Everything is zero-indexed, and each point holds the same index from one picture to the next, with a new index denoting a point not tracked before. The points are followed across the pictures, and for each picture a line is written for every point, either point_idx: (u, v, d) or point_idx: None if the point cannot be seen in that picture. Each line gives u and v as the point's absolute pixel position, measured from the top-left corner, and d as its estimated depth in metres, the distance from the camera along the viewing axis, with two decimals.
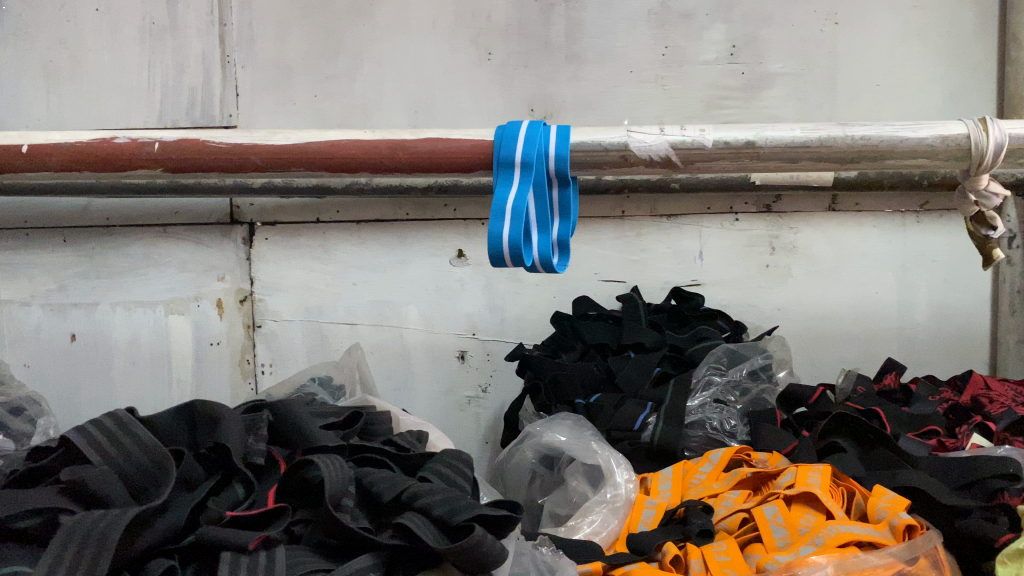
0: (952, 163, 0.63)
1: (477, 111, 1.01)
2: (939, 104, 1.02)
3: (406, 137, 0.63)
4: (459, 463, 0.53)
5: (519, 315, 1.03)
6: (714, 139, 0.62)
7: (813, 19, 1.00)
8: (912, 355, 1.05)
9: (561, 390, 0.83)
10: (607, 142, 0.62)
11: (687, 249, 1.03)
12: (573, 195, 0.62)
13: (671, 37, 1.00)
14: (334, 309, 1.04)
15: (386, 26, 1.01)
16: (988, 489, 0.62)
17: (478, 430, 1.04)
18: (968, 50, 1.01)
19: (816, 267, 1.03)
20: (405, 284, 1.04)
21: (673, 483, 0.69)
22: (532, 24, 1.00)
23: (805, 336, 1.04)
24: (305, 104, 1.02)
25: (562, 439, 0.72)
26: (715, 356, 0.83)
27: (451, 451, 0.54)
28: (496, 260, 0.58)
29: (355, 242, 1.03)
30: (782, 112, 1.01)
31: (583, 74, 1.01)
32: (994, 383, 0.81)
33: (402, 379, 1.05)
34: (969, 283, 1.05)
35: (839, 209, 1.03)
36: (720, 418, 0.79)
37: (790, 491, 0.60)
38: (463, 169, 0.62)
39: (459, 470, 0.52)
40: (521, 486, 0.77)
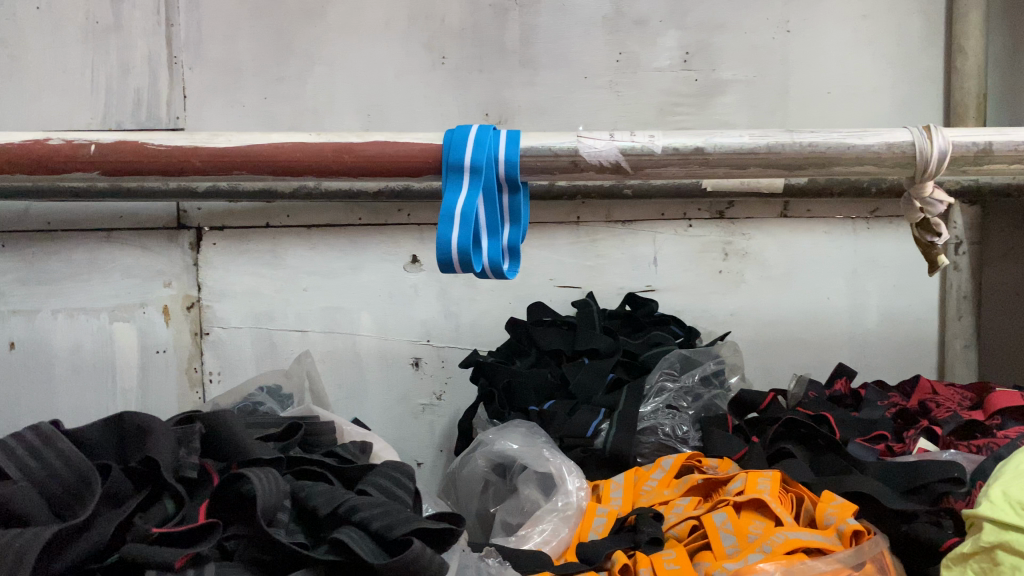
0: (898, 170, 0.63)
1: (430, 115, 1.00)
2: (887, 112, 1.03)
3: (353, 140, 0.61)
4: (398, 474, 0.51)
5: (474, 321, 1.02)
6: (663, 145, 0.62)
7: (765, 26, 1.01)
8: (863, 360, 1.07)
9: (516, 397, 0.82)
10: (557, 147, 0.61)
11: (642, 255, 1.03)
12: (523, 201, 0.61)
13: (625, 43, 1.00)
14: (284, 315, 1.02)
15: (338, 28, 0.99)
16: (934, 493, 0.62)
17: (433, 438, 1.03)
18: (915, 59, 1.03)
19: (768, 273, 1.04)
20: (358, 290, 1.02)
21: (625, 490, 0.68)
22: (486, 27, 0.99)
23: (758, 342, 1.05)
24: (254, 107, 1.00)
25: (514, 447, 0.72)
26: (668, 361, 0.83)
27: (392, 462, 0.53)
28: (445, 266, 0.57)
29: (307, 247, 1.01)
30: (735, 119, 1.01)
31: (538, 78, 1.00)
32: (941, 388, 0.82)
33: (354, 388, 1.03)
34: (918, 289, 1.06)
35: (791, 216, 1.04)
36: (672, 424, 0.79)
37: (739, 498, 0.60)
38: (412, 173, 0.62)
39: (400, 483, 0.51)
40: (473, 496, 0.76)
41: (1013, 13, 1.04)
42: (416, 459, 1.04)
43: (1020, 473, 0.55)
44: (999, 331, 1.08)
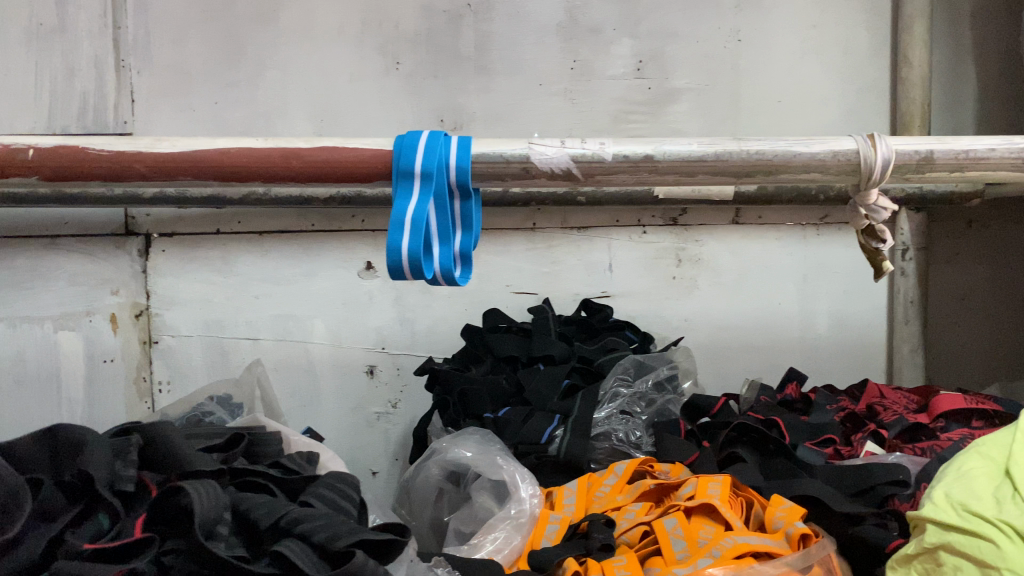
0: (843, 177, 0.64)
1: (384, 120, 1.00)
2: (836, 120, 1.05)
3: (300, 145, 0.60)
4: (342, 484, 0.51)
5: (429, 328, 1.02)
6: (614, 153, 0.62)
7: (717, 35, 1.02)
8: (814, 364, 1.08)
9: (470, 404, 0.81)
10: (508, 153, 0.61)
11: (597, 261, 1.03)
12: (475, 207, 0.61)
13: (579, 51, 1.01)
14: (236, 323, 1.01)
15: (291, 33, 0.98)
16: (880, 496, 0.64)
17: (388, 447, 1.02)
18: (862, 69, 1.05)
19: (720, 278, 1.05)
20: (311, 297, 1.01)
21: (578, 497, 0.68)
22: (441, 34, 0.99)
23: (712, 347, 1.06)
24: (204, 112, 0.98)
25: (467, 454, 0.71)
26: (622, 366, 0.84)
27: (336, 473, 0.52)
28: (395, 273, 0.56)
29: (258, 254, 1.00)
30: (687, 127, 1.03)
31: (493, 85, 1.00)
32: (888, 392, 0.83)
33: (308, 396, 1.02)
34: (867, 294, 1.08)
35: (743, 222, 1.05)
36: (625, 430, 0.79)
37: (690, 503, 0.61)
38: (361, 179, 0.61)
39: (345, 494, 0.50)
40: (427, 505, 0.76)
41: (955, 26, 1.06)
42: (371, 468, 1.03)
43: (961, 476, 0.57)
44: (945, 336, 1.10)
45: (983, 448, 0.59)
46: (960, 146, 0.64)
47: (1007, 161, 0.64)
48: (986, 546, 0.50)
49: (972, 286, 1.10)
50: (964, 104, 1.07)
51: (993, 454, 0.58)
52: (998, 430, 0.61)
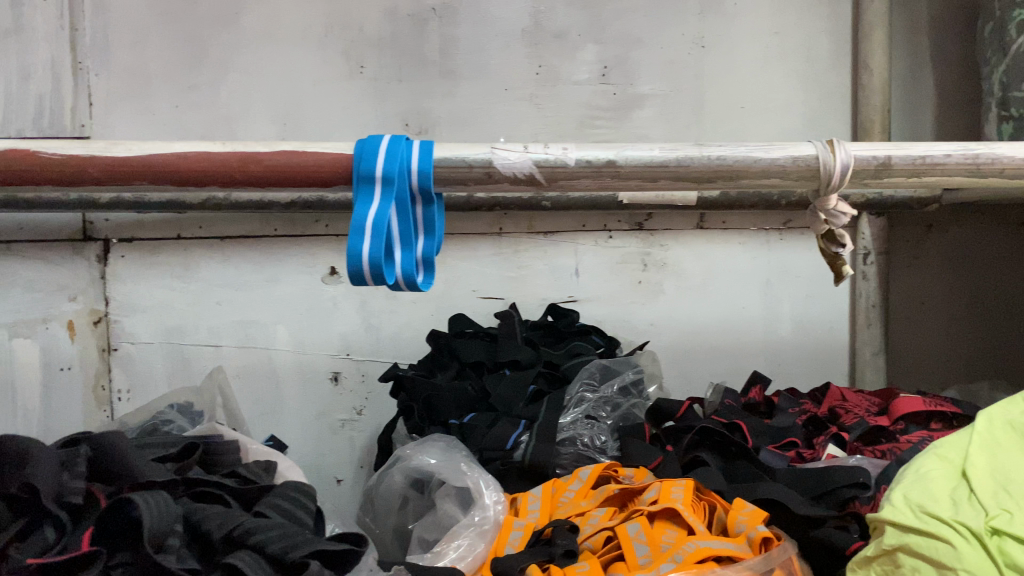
0: (803, 183, 0.65)
1: (348, 125, 0.99)
2: (798, 126, 1.06)
3: (259, 149, 0.60)
4: (299, 494, 0.50)
5: (395, 334, 1.01)
6: (576, 158, 0.62)
7: (681, 41, 1.02)
8: (777, 368, 1.09)
9: (435, 410, 0.81)
10: (470, 158, 0.61)
11: (564, 266, 1.03)
12: (437, 213, 0.61)
13: (544, 56, 1.01)
14: (197, 330, 0.99)
15: (253, 36, 0.97)
16: (841, 498, 0.64)
17: (353, 455, 1.01)
18: (824, 76, 1.06)
19: (685, 283, 1.06)
20: (274, 303, 1.00)
21: (542, 503, 0.67)
22: (405, 38, 0.99)
23: (677, 351, 1.06)
24: (165, 115, 0.97)
25: (431, 462, 0.71)
26: (588, 371, 0.84)
27: (292, 483, 0.52)
28: (356, 278, 0.56)
29: (219, 260, 0.99)
30: (652, 132, 1.03)
31: (458, 90, 1.00)
32: (850, 395, 0.84)
33: (271, 403, 1.01)
34: (830, 298, 1.09)
35: (706, 227, 1.06)
36: (591, 434, 0.78)
37: (653, 507, 0.61)
38: (322, 183, 0.60)
39: (301, 504, 0.50)
40: (391, 513, 0.75)
41: (913, 34, 1.08)
42: (335, 475, 1.02)
43: (919, 478, 0.57)
44: (906, 339, 1.12)
45: (941, 450, 0.60)
46: (916, 153, 0.65)
47: (962, 167, 0.65)
48: (943, 547, 0.51)
49: (931, 290, 1.11)
50: (923, 111, 1.09)
51: (950, 456, 0.59)
52: (955, 432, 0.62)
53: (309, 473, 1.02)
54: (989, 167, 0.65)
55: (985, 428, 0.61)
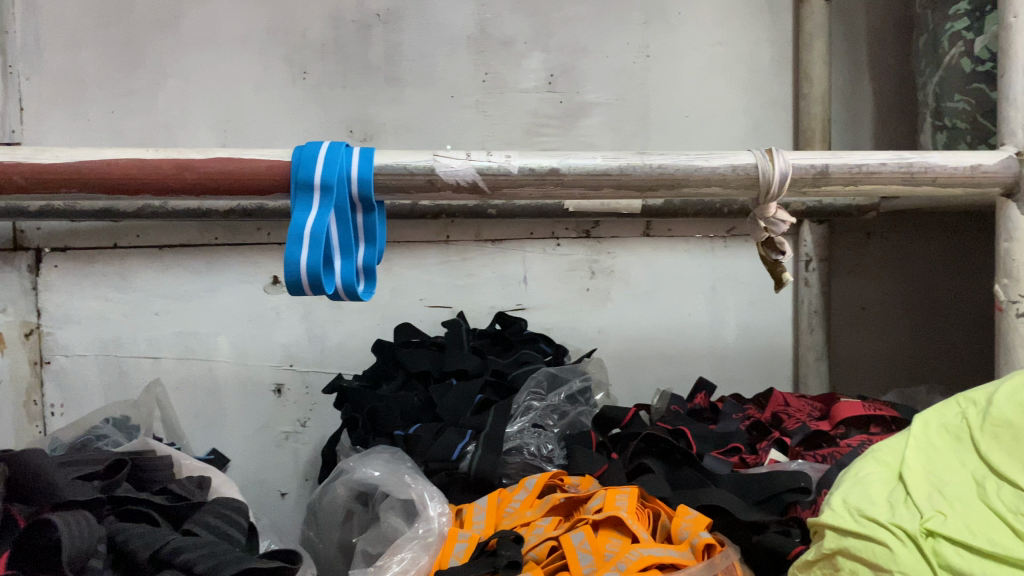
0: (743, 191, 0.65)
1: (291, 131, 0.98)
2: (742, 135, 1.07)
3: (193, 156, 0.58)
4: (230, 511, 0.50)
5: (340, 344, 1.00)
6: (519, 166, 0.62)
7: (626, 50, 1.03)
8: (722, 373, 1.10)
9: (379, 422, 0.79)
10: (412, 165, 0.60)
11: (512, 273, 1.03)
12: (379, 221, 0.60)
13: (490, 64, 1.00)
14: (134, 341, 0.97)
15: (192, 41, 0.95)
16: (784, 503, 0.65)
17: (296, 467, 1.00)
18: (767, 85, 1.08)
19: (632, 290, 1.06)
20: (215, 313, 0.98)
21: (487, 514, 0.67)
22: (349, 43, 0.98)
23: (624, 358, 1.07)
24: (100, 121, 0.95)
25: (375, 474, 0.70)
26: (535, 380, 0.84)
27: (223, 499, 0.52)
28: (294, 289, 0.55)
29: (158, 269, 0.96)
30: (598, 140, 1.04)
31: (404, 96, 0.99)
32: (793, 400, 0.85)
33: (211, 417, 0.99)
34: (773, 305, 1.10)
35: (653, 235, 1.06)
36: (537, 443, 0.78)
37: (597, 516, 0.61)
38: (260, 191, 0.59)
39: (232, 521, 0.49)
40: (335, 526, 0.74)
41: (853, 45, 1.10)
42: (279, 489, 1.00)
43: (858, 482, 0.58)
44: (845, 344, 1.14)
45: (879, 453, 0.61)
46: (853, 161, 0.66)
47: (897, 175, 0.66)
48: (880, 550, 0.51)
49: (871, 296, 1.14)
50: (861, 120, 1.11)
51: (887, 459, 0.60)
52: (893, 436, 0.63)
53: (251, 487, 1.00)
54: (923, 175, 0.67)
55: (921, 432, 0.62)
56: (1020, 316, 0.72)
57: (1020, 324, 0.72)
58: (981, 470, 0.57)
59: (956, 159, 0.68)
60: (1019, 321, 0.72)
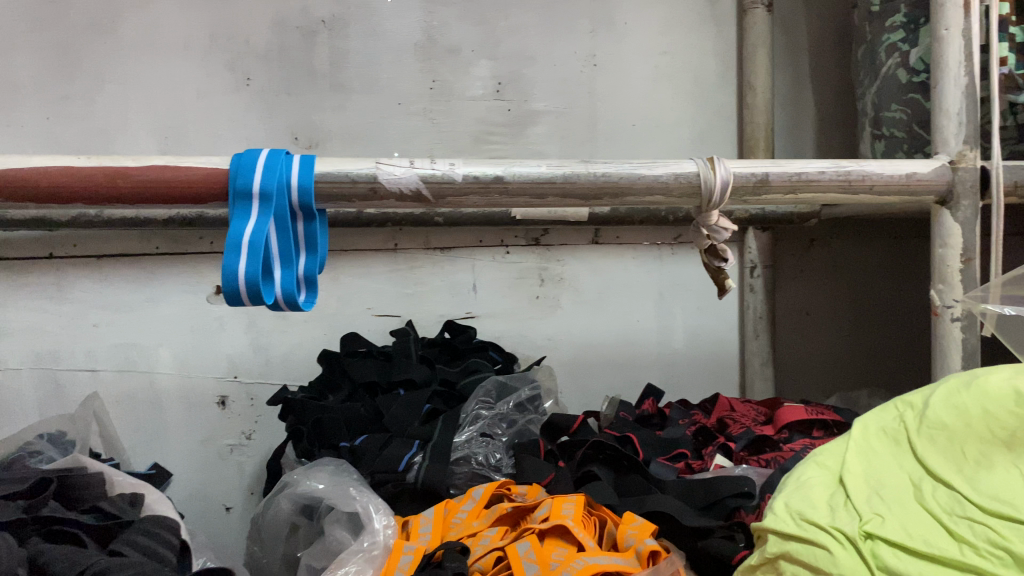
0: (685, 199, 0.66)
1: (235, 139, 0.96)
2: (687, 144, 1.08)
3: (128, 164, 0.57)
4: (160, 529, 0.50)
5: (285, 354, 0.98)
6: (463, 174, 0.62)
7: (573, 59, 1.04)
8: (670, 380, 1.11)
9: (326, 435, 0.78)
10: (354, 173, 0.59)
11: (461, 282, 1.03)
12: (320, 229, 0.59)
13: (437, 71, 1.00)
14: (71, 354, 0.94)
15: (131, 46, 0.93)
16: (727, 508, 0.66)
17: (242, 481, 0.98)
18: (712, 95, 1.09)
19: (582, 298, 1.06)
20: (156, 324, 0.95)
21: (434, 525, 0.66)
22: (294, 50, 0.96)
23: (573, 365, 1.07)
24: (35, 127, 0.92)
25: (320, 487, 0.69)
26: (484, 389, 0.83)
27: (153, 517, 0.51)
28: (232, 298, 0.53)
29: (95, 279, 0.94)
30: (546, 149, 1.04)
31: (349, 103, 0.98)
32: (738, 404, 0.86)
33: (153, 431, 0.96)
34: (719, 311, 1.12)
35: (602, 242, 1.06)
36: (485, 452, 0.77)
37: (543, 525, 0.60)
38: (197, 200, 0.58)
39: (161, 540, 0.49)
40: (279, 541, 0.72)
41: (795, 55, 1.12)
42: (224, 503, 0.98)
43: (800, 486, 0.59)
44: (789, 349, 1.16)
45: (821, 458, 0.62)
46: (792, 170, 0.67)
47: (835, 183, 0.68)
48: (821, 554, 0.52)
49: (814, 302, 1.16)
50: (804, 129, 1.13)
51: (828, 463, 0.61)
52: (834, 439, 0.64)
53: (195, 502, 0.98)
54: (860, 183, 0.68)
55: (860, 435, 0.63)
56: (955, 321, 0.73)
57: (954, 329, 0.73)
58: (918, 472, 0.57)
59: (891, 167, 0.70)
60: (954, 325, 0.73)
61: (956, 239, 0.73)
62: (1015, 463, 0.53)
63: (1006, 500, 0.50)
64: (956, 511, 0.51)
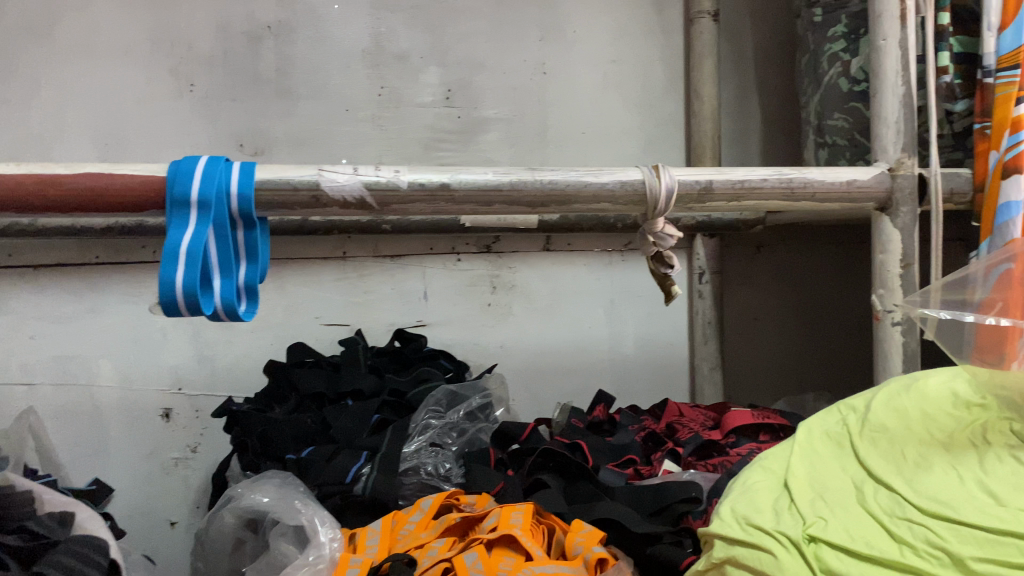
0: (631, 207, 0.66)
1: (178, 145, 0.94)
2: (636, 152, 1.09)
3: (60, 171, 0.55)
4: (86, 548, 0.49)
5: (231, 365, 0.97)
6: (409, 181, 0.61)
7: (523, 67, 1.04)
8: (622, 386, 1.12)
9: (271, 446, 0.77)
10: (295, 180, 0.59)
11: (411, 290, 1.02)
12: (261, 237, 0.57)
13: (386, 78, 0.99)
14: (7, 367, 0.91)
15: (68, 50, 0.91)
16: (676, 513, 0.66)
17: (187, 495, 0.96)
18: (660, 103, 1.10)
19: (533, 305, 1.06)
20: (96, 336, 0.93)
21: (381, 537, 0.65)
22: (239, 56, 0.95)
23: (524, 373, 1.07)
24: None
25: (265, 500, 0.68)
26: (434, 398, 0.82)
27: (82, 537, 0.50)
28: (169, 310, 0.52)
29: (32, 290, 0.91)
30: (496, 156, 1.04)
31: (296, 110, 0.97)
32: (687, 410, 0.87)
33: (93, 445, 0.94)
34: (669, 317, 1.13)
35: (553, 249, 1.06)
36: (435, 462, 0.76)
37: (491, 535, 0.60)
38: (134, 208, 0.56)
39: (88, 558, 0.49)
40: (222, 556, 0.71)
41: (740, 64, 1.14)
42: (168, 518, 0.96)
43: (745, 490, 0.59)
44: (737, 353, 1.17)
45: (766, 461, 0.62)
46: (736, 177, 0.68)
47: (778, 190, 0.69)
48: (765, 558, 0.52)
49: (761, 307, 1.18)
50: (750, 138, 1.15)
51: (773, 467, 0.62)
52: (779, 444, 0.65)
53: (137, 518, 0.95)
54: (802, 190, 0.70)
55: (805, 439, 0.64)
56: (895, 325, 0.75)
57: (895, 333, 0.75)
58: (860, 475, 0.58)
59: (833, 174, 0.71)
60: (895, 329, 0.75)
61: (895, 245, 0.74)
62: (953, 466, 0.54)
63: (944, 502, 0.51)
64: (896, 513, 0.52)
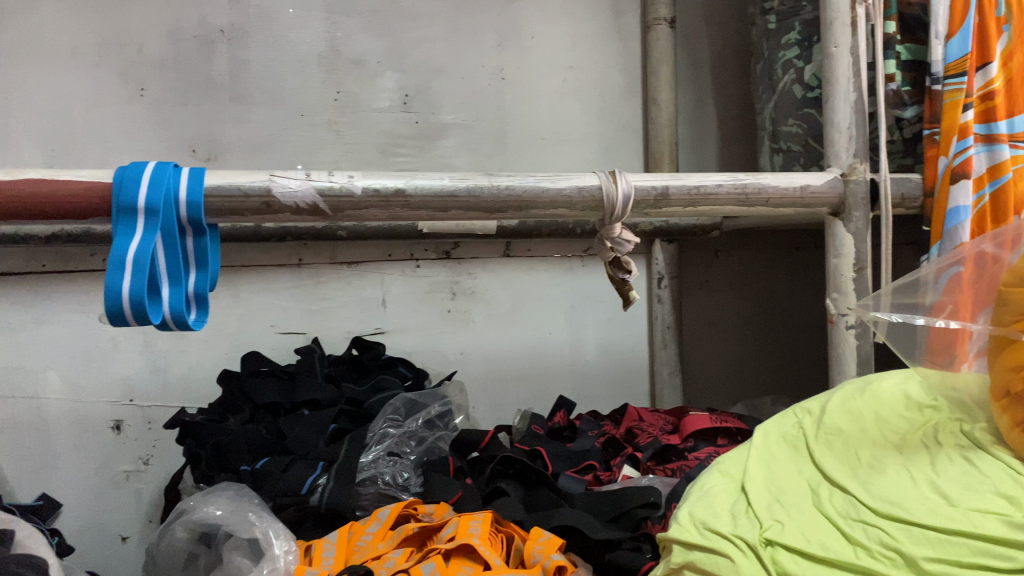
0: (588, 212, 0.66)
1: (128, 150, 0.92)
2: (594, 158, 1.09)
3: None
4: (25, 569, 0.48)
5: (184, 375, 0.95)
6: (363, 186, 0.60)
7: (481, 72, 1.03)
8: (582, 391, 1.12)
9: (225, 458, 0.75)
10: (246, 186, 0.57)
11: (369, 297, 1.01)
12: (211, 245, 0.56)
13: (342, 82, 0.98)
14: None
15: (12, 53, 0.88)
16: (635, 518, 0.66)
17: (139, 509, 0.94)
18: (618, 109, 1.10)
19: (493, 311, 1.06)
20: (42, 346, 0.90)
21: (337, 549, 0.64)
22: (191, 60, 0.93)
23: (485, 379, 1.07)
24: None
25: (217, 513, 0.66)
26: (392, 407, 0.82)
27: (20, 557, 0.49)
28: (115, 320, 0.50)
29: None
30: (455, 161, 1.03)
31: (249, 115, 0.96)
32: (646, 414, 0.87)
33: (41, 459, 0.91)
34: (628, 322, 1.13)
35: (513, 255, 1.06)
36: (392, 472, 0.75)
37: (448, 545, 0.59)
38: (78, 215, 0.55)
39: None
40: (174, 571, 0.69)
41: (697, 71, 1.15)
42: (120, 533, 0.93)
43: (704, 495, 0.59)
44: (695, 357, 1.18)
45: (724, 466, 0.63)
46: (692, 183, 0.68)
47: (733, 196, 0.69)
48: (723, 562, 0.52)
49: (718, 311, 1.18)
50: (707, 143, 1.16)
51: (731, 471, 0.62)
52: (737, 448, 0.65)
53: (87, 533, 0.93)
54: (756, 196, 0.70)
55: (762, 444, 0.64)
56: (850, 328, 0.76)
57: (850, 336, 0.76)
58: (816, 477, 0.58)
59: (787, 180, 0.72)
60: (849, 332, 0.76)
61: (849, 249, 0.75)
62: (905, 467, 0.55)
63: (897, 502, 0.51)
64: (851, 514, 0.52)
